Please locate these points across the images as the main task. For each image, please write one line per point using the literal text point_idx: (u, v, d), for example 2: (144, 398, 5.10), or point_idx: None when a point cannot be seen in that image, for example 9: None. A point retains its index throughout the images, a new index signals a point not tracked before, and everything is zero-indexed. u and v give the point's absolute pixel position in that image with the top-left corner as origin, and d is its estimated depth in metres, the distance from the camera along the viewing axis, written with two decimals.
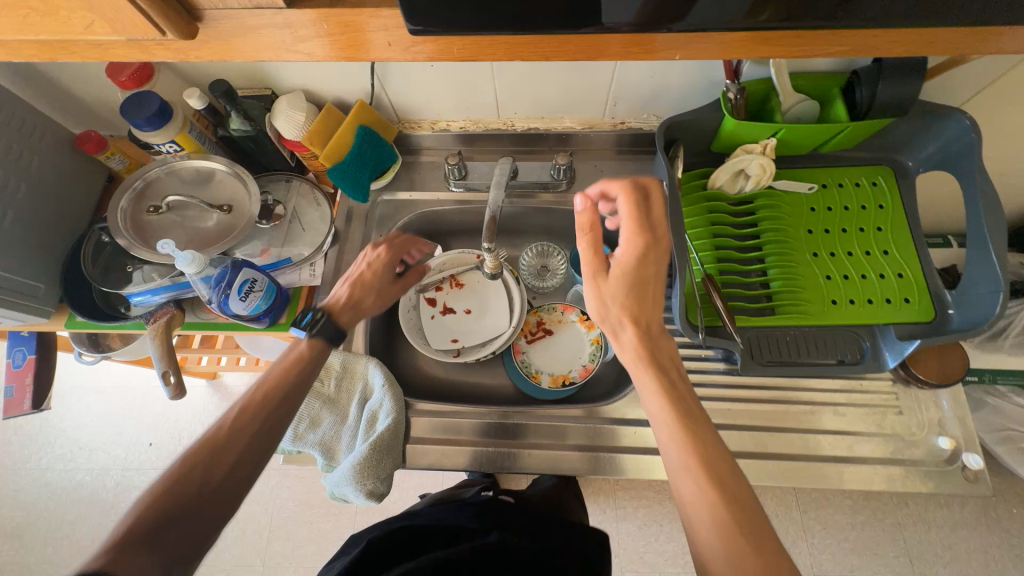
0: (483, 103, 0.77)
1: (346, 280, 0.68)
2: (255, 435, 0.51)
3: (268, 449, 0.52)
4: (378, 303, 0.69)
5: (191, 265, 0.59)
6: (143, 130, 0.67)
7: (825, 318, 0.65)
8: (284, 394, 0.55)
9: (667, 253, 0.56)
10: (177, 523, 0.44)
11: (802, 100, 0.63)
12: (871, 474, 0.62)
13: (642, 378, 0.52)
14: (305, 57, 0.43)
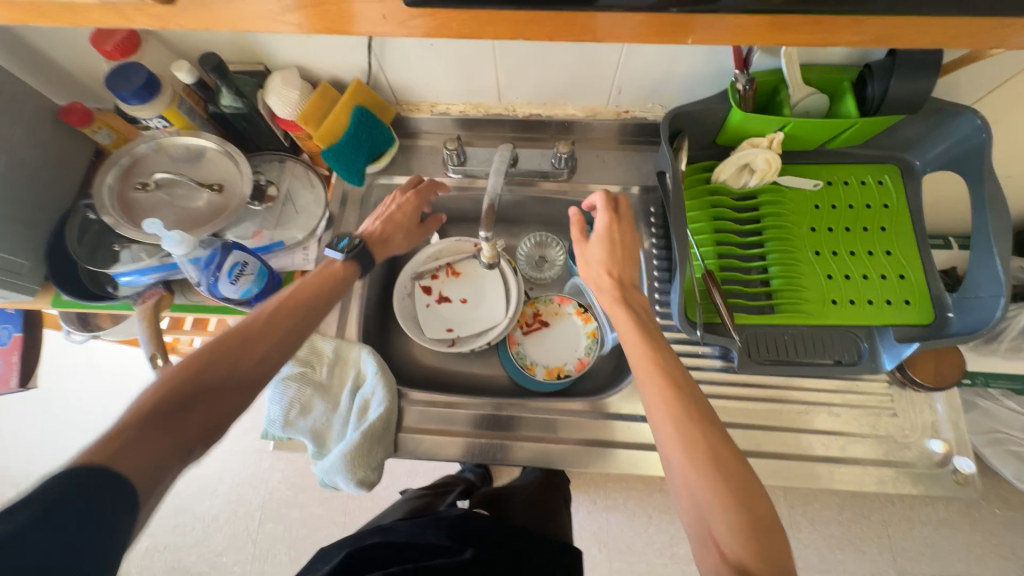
0: (483, 86, 0.75)
1: (376, 215, 0.71)
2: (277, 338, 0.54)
3: (289, 354, 0.55)
4: (402, 244, 0.73)
5: (181, 246, 0.57)
6: (130, 103, 0.64)
7: (824, 318, 0.64)
8: (308, 305, 0.58)
9: (632, 227, 0.66)
10: (199, 403, 0.47)
11: (812, 93, 0.62)
12: (862, 474, 0.62)
13: (619, 315, 0.59)
14: (294, 28, 0.41)
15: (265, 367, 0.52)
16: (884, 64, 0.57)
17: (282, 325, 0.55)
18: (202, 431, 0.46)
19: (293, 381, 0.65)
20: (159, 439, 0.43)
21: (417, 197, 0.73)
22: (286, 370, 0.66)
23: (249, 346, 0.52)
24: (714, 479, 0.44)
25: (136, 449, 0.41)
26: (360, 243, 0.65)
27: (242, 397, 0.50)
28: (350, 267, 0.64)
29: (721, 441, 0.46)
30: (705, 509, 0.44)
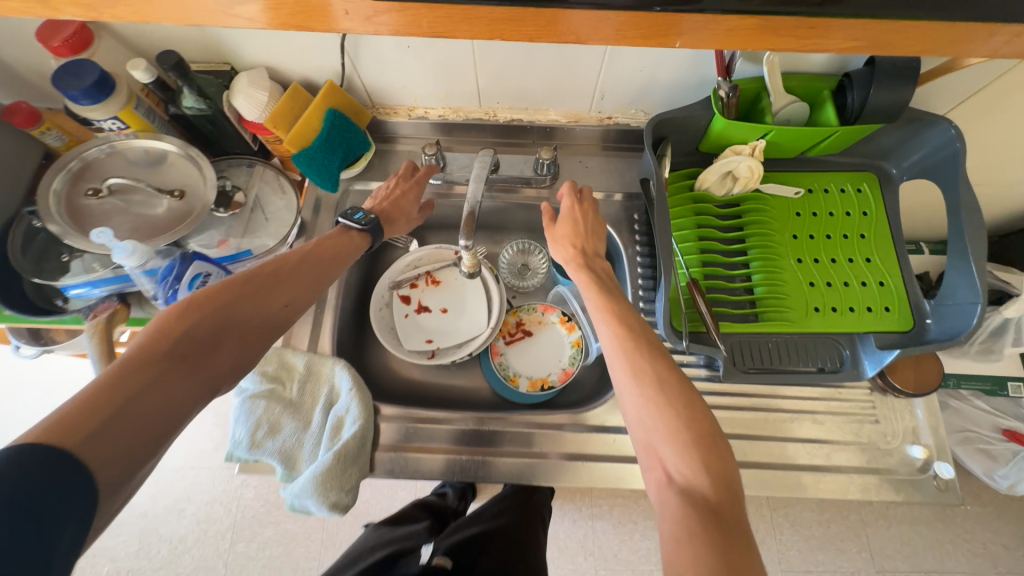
0: (463, 90, 0.72)
1: (380, 194, 0.70)
2: (290, 290, 0.56)
3: (299, 307, 0.57)
4: (403, 218, 0.71)
5: (133, 257, 0.54)
6: (79, 103, 0.60)
7: (808, 325, 0.64)
8: (315, 263, 0.60)
9: (598, 211, 0.68)
10: (220, 344, 0.49)
11: (793, 101, 0.62)
12: (846, 483, 0.61)
13: (580, 279, 0.60)
14: (249, 23, 0.39)
15: (272, 321, 0.54)
16: (864, 73, 0.57)
17: (288, 281, 0.56)
18: (214, 375, 0.47)
19: (261, 399, 0.61)
20: (175, 379, 0.44)
21: (417, 175, 0.72)
22: (253, 388, 0.62)
23: (257, 299, 0.53)
24: (671, 407, 0.46)
25: (153, 388, 0.42)
26: (375, 217, 0.66)
27: (247, 347, 0.51)
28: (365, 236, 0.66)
29: (677, 374, 0.49)
30: (656, 435, 0.46)
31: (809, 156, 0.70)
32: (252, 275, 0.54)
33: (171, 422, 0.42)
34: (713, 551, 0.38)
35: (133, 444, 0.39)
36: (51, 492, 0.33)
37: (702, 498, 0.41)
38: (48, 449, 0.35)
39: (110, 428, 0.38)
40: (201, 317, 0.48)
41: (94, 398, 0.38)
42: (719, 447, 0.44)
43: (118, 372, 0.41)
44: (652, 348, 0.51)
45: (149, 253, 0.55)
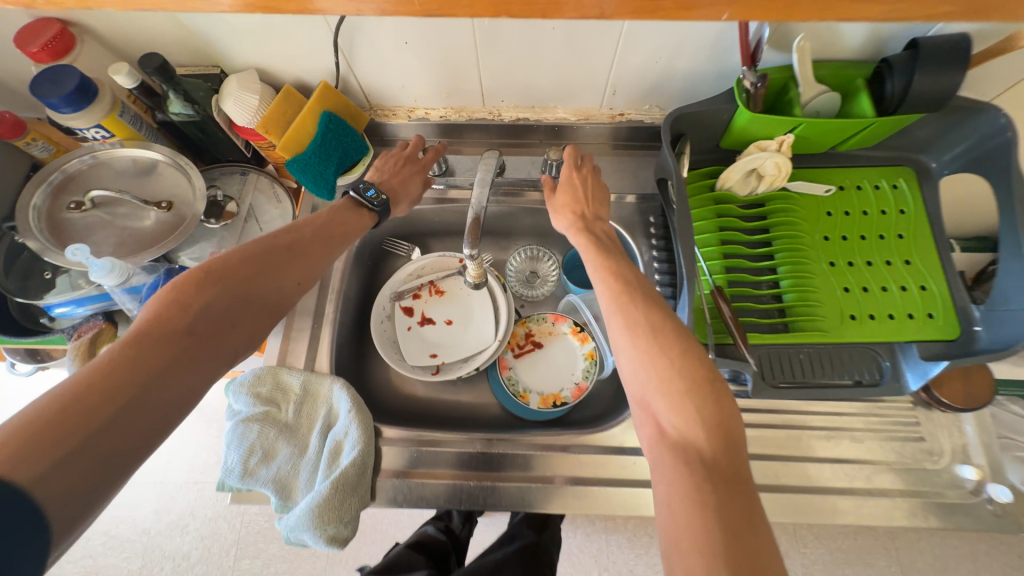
0: (466, 89, 0.68)
1: (386, 169, 0.66)
2: (303, 263, 0.55)
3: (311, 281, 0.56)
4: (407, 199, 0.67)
5: (110, 276, 0.53)
6: (60, 111, 0.56)
7: (844, 335, 0.58)
8: (325, 236, 0.58)
9: (600, 180, 0.66)
10: (235, 320, 0.48)
11: (824, 92, 0.56)
12: (892, 508, 0.56)
13: (580, 243, 0.58)
14: None
15: (285, 297, 0.53)
16: (907, 57, 0.51)
17: (300, 256, 0.55)
18: (226, 351, 0.47)
19: (255, 423, 0.57)
20: (192, 357, 0.44)
21: (426, 158, 0.69)
22: (246, 411, 0.58)
23: (271, 274, 0.52)
24: (664, 355, 0.45)
25: (172, 365, 0.42)
26: (386, 199, 0.62)
27: (260, 323, 0.51)
28: (368, 215, 0.62)
29: (675, 325, 0.47)
30: (649, 391, 0.45)
31: (839, 151, 0.65)
32: (264, 249, 0.53)
33: (186, 397, 0.43)
34: (707, 509, 0.37)
35: (149, 421, 0.39)
36: (72, 472, 0.35)
37: (706, 456, 0.39)
38: (62, 428, 0.35)
39: (129, 410, 0.38)
40: (215, 293, 0.47)
41: (110, 376, 0.39)
42: (724, 402, 0.42)
43: (132, 348, 0.41)
44: (648, 300, 0.50)
45: (127, 270, 0.54)
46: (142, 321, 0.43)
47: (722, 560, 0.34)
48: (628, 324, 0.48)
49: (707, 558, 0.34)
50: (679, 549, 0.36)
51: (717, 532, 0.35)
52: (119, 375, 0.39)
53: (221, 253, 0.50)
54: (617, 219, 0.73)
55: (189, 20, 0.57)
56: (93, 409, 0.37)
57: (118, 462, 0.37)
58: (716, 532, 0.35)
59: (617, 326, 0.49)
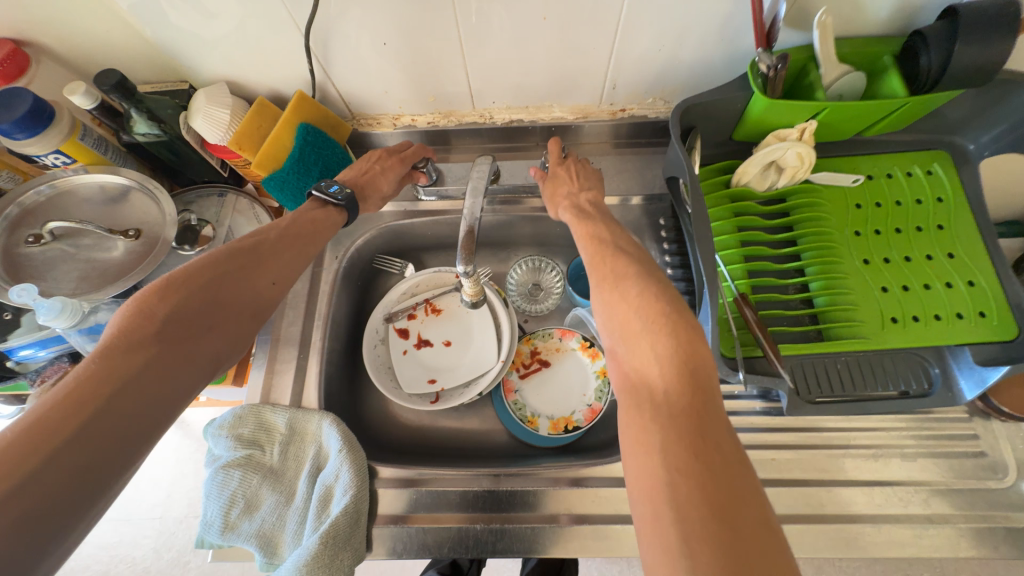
0: (453, 92, 0.63)
1: (359, 167, 0.62)
2: (287, 260, 0.51)
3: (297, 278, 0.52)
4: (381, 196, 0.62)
5: (61, 317, 0.48)
6: (13, 138, 0.51)
7: (886, 340, 0.51)
8: (306, 232, 0.54)
9: (591, 168, 0.63)
10: (218, 321, 0.44)
11: (848, 72, 0.51)
12: (957, 537, 0.49)
13: (565, 216, 0.58)
14: None
15: (263, 300, 0.48)
16: (943, 28, 0.46)
17: (278, 255, 0.50)
18: (210, 357, 0.43)
19: (236, 469, 0.52)
20: (167, 366, 0.39)
21: (405, 153, 0.64)
22: (226, 456, 0.53)
23: (247, 274, 0.47)
24: (622, 299, 0.44)
25: (137, 378, 0.37)
26: (352, 192, 0.57)
27: (243, 327, 0.46)
28: (336, 211, 0.57)
29: (639, 270, 0.47)
30: (618, 347, 0.43)
31: (865, 136, 0.59)
32: (239, 248, 0.48)
33: (167, 411, 0.38)
34: (655, 451, 0.34)
35: (127, 437, 0.35)
36: (43, 497, 0.30)
37: (660, 397, 0.36)
38: (25, 455, 0.30)
39: (109, 424, 0.34)
40: (194, 298, 0.43)
41: (89, 388, 0.34)
42: (691, 339, 0.39)
43: (97, 362, 0.36)
44: (618, 253, 0.50)
45: (81, 307, 0.49)
46: (107, 336, 0.37)
47: (672, 507, 0.31)
48: (598, 275, 0.49)
49: (655, 505, 0.32)
50: (635, 500, 0.34)
51: (662, 473, 0.32)
52: (86, 390, 0.34)
53: (198, 258, 0.45)
54: (624, 223, 0.68)
55: (151, 33, 0.53)
56: (59, 429, 0.32)
57: (95, 482, 0.33)
58: (662, 475, 0.33)
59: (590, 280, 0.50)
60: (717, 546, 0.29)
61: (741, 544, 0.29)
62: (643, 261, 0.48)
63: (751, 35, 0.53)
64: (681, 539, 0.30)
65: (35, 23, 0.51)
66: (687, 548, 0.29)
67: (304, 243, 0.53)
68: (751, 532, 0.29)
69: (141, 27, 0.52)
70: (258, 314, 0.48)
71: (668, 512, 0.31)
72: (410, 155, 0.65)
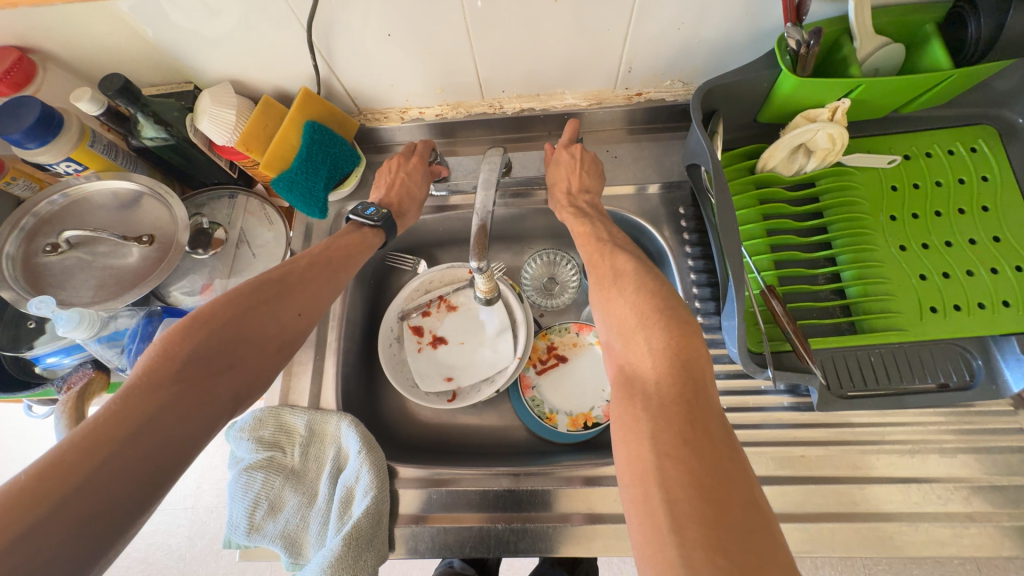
0: (462, 81, 0.61)
1: (384, 182, 0.61)
2: (311, 289, 0.50)
3: (324, 306, 0.51)
4: (414, 205, 0.62)
5: (80, 328, 0.49)
6: (24, 147, 0.51)
7: (924, 331, 0.49)
8: (335, 261, 0.53)
9: (598, 161, 0.61)
10: (241, 356, 0.44)
11: (885, 44, 0.47)
12: (999, 536, 0.47)
13: (564, 219, 0.58)
14: None
15: (289, 333, 0.47)
16: None
17: (307, 285, 0.50)
18: (233, 393, 0.42)
19: (259, 471, 0.53)
20: (187, 404, 0.38)
21: (416, 153, 0.63)
22: (249, 458, 0.54)
23: (272, 307, 0.46)
24: (621, 297, 0.45)
25: (158, 419, 0.36)
26: (387, 212, 0.57)
27: (266, 363, 0.46)
28: (377, 233, 0.58)
29: (640, 267, 0.47)
30: (610, 351, 0.44)
31: (902, 113, 0.56)
32: (267, 280, 0.48)
33: (184, 454, 0.37)
34: (645, 435, 0.34)
35: (143, 482, 0.34)
36: (55, 537, 0.30)
37: (652, 388, 0.37)
38: (37, 501, 0.30)
39: (126, 462, 0.34)
40: (215, 333, 0.42)
41: (111, 425, 0.35)
42: (684, 332, 0.39)
43: (117, 403, 0.36)
44: (616, 250, 0.51)
45: (99, 318, 0.50)
46: (130, 376, 0.38)
47: (660, 487, 0.31)
48: (598, 274, 0.50)
49: (644, 485, 0.32)
50: (624, 484, 0.34)
51: (651, 458, 0.33)
52: (103, 435, 0.34)
53: (226, 293, 0.45)
54: (641, 213, 0.65)
55: (154, 36, 0.52)
56: (71, 475, 0.32)
57: (106, 524, 0.32)
58: (651, 459, 0.33)
59: (590, 281, 0.51)
60: (703, 520, 0.29)
61: (727, 519, 0.29)
62: (640, 257, 0.50)
63: (778, 7, 0.49)
64: (669, 515, 0.30)
65: (38, 29, 0.51)
66: (675, 523, 0.29)
67: (328, 269, 0.52)
68: (736, 507, 0.30)
69: (143, 29, 0.51)
70: (282, 348, 0.47)
71: (657, 492, 0.31)
72: (422, 154, 0.63)
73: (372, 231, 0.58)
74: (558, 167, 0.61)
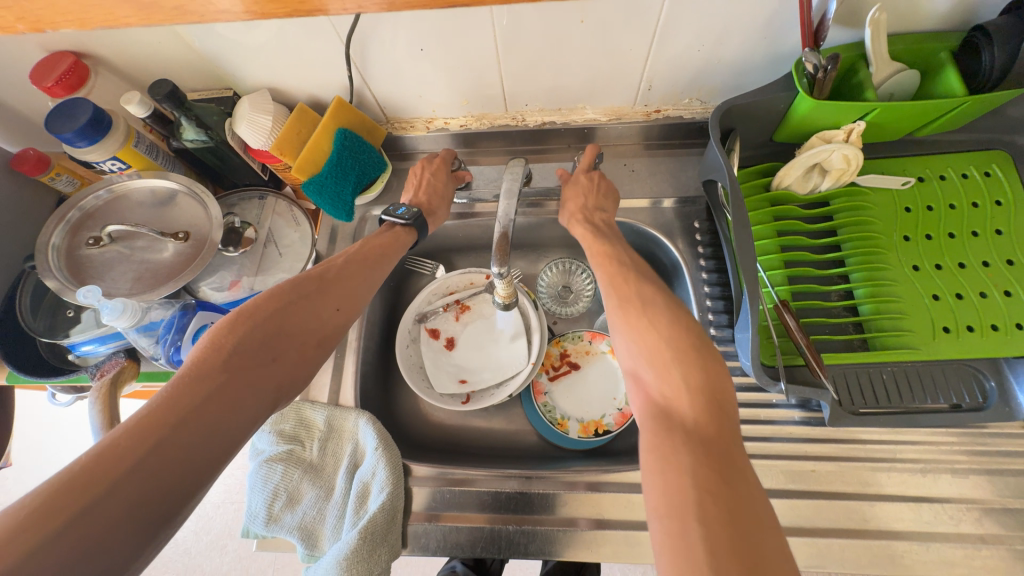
0: (487, 94, 0.63)
1: (412, 184, 0.64)
2: (344, 288, 0.52)
3: (358, 308, 0.53)
4: (444, 203, 0.64)
5: (123, 317, 0.51)
6: (75, 146, 0.54)
7: (938, 351, 0.49)
8: (367, 260, 0.55)
9: (615, 189, 0.63)
10: (277, 349, 0.45)
11: (901, 70, 0.49)
12: (1012, 559, 0.47)
13: (578, 233, 0.60)
14: None
15: (328, 328, 0.49)
16: (1008, 23, 0.44)
17: (343, 283, 0.52)
18: (274, 388, 0.44)
19: (279, 463, 0.55)
20: (231, 395, 0.40)
21: (440, 157, 0.66)
22: (269, 450, 0.56)
23: (312, 303, 0.49)
24: (649, 325, 0.46)
25: (203, 409, 0.38)
26: (418, 210, 0.60)
27: (306, 357, 0.48)
28: (409, 231, 0.60)
29: (665, 300, 0.48)
30: (640, 371, 0.44)
31: (916, 137, 0.57)
32: (304, 278, 0.50)
33: (224, 450, 0.39)
34: (680, 469, 0.35)
35: (183, 481, 0.35)
36: (105, 523, 0.32)
37: (688, 425, 0.38)
38: (76, 495, 0.32)
39: (173, 451, 0.36)
40: (255, 327, 0.44)
41: (160, 413, 0.36)
42: (716, 372, 0.41)
43: (167, 392, 0.38)
44: (638, 277, 0.52)
45: (140, 308, 0.52)
46: (181, 368, 0.40)
47: (697, 522, 0.32)
48: (620, 295, 0.50)
49: (679, 518, 0.33)
50: (654, 515, 0.34)
51: (690, 492, 0.34)
52: (152, 422, 0.36)
53: (266, 290, 0.48)
54: (656, 225, 0.67)
55: (201, 47, 0.55)
56: (123, 460, 0.34)
57: (155, 512, 0.34)
58: (691, 494, 0.34)
59: (609, 300, 0.51)
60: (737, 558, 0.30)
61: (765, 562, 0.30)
62: (664, 288, 0.51)
63: (795, 34, 0.51)
64: (705, 551, 0.31)
65: (94, 37, 0.54)
66: (711, 559, 0.30)
67: (360, 268, 0.54)
68: (764, 545, 0.31)
69: (190, 40, 0.55)
70: (322, 343, 0.49)
71: (693, 527, 0.32)
72: (444, 158, 0.66)
73: (404, 230, 0.60)
74: (571, 191, 0.63)
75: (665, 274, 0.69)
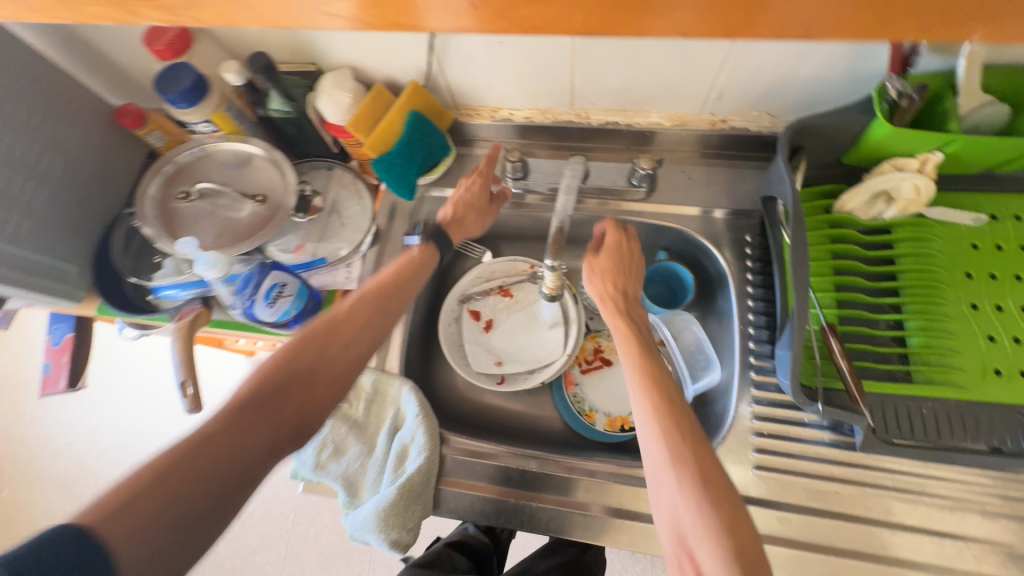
0: (555, 90, 0.65)
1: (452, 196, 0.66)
2: (358, 332, 0.52)
3: (367, 355, 0.52)
4: (474, 219, 0.66)
5: (214, 267, 0.56)
6: (178, 106, 0.59)
7: (986, 393, 0.49)
8: (380, 299, 0.55)
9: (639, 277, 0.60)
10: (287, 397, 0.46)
11: (991, 103, 0.48)
12: None
13: (618, 327, 0.54)
14: None
15: (337, 377, 0.49)
16: None
17: (360, 320, 0.53)
18: (279, 438, 0.44)
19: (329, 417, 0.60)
20: (235, 442, 0.41)
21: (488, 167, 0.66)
22: None
23: (325, 349, 0.49)
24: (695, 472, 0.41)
25: (204, 453, 0.39)
26: (433, 230, 0.62)
27: (313, 405, 0.47)
28: (429, 250, 0.61)
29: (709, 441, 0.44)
30: (690, 532, 0.39)
31: (997, 173, 0.55)
32: (322, 324, 0.51)
33: (222, 500, 0.38)
34: None
35: (174, 528, 0.36)
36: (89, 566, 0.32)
37: None
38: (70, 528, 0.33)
39: (168, 498, 0.36)
40: (272, 374, 0.46)
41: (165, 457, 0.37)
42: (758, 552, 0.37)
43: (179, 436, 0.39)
44: (683, 403, 0.46)
45: (230, 261, 0.57)
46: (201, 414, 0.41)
47: None
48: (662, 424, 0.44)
49: None
50: None
51: None
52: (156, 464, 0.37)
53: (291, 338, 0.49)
54: (706, 235, 0.67)
55: None
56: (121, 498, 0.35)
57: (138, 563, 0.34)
58: None
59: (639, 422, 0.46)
60: None
61: None
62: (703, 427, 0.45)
63: (881, 56, 0.50)
64: None
65: None
66: None
67: (376, 314, 0.54)
68: None
69: None
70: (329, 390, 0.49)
71: None
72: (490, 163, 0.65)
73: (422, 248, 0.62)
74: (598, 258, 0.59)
75: (709, 284, 0.70)
